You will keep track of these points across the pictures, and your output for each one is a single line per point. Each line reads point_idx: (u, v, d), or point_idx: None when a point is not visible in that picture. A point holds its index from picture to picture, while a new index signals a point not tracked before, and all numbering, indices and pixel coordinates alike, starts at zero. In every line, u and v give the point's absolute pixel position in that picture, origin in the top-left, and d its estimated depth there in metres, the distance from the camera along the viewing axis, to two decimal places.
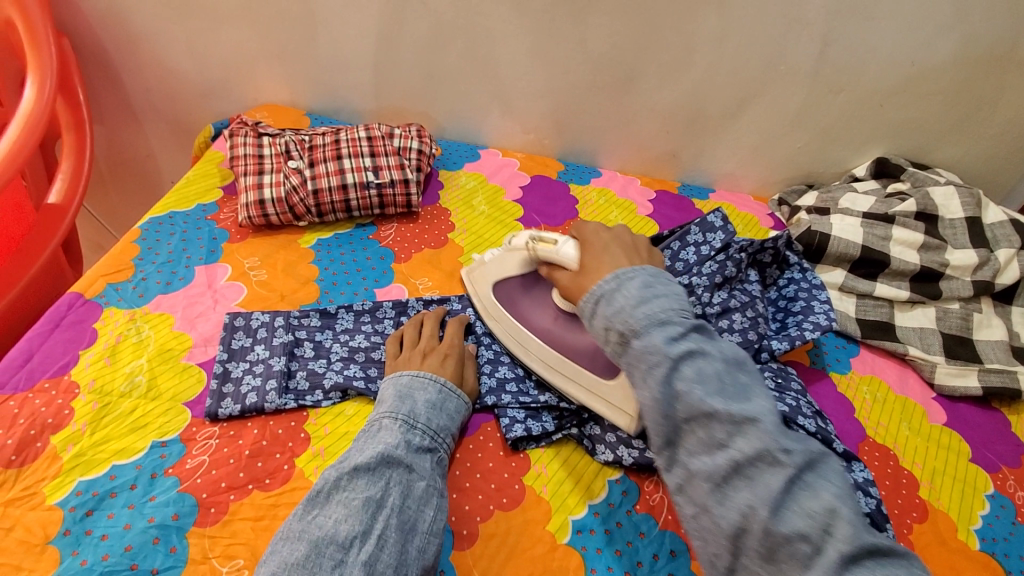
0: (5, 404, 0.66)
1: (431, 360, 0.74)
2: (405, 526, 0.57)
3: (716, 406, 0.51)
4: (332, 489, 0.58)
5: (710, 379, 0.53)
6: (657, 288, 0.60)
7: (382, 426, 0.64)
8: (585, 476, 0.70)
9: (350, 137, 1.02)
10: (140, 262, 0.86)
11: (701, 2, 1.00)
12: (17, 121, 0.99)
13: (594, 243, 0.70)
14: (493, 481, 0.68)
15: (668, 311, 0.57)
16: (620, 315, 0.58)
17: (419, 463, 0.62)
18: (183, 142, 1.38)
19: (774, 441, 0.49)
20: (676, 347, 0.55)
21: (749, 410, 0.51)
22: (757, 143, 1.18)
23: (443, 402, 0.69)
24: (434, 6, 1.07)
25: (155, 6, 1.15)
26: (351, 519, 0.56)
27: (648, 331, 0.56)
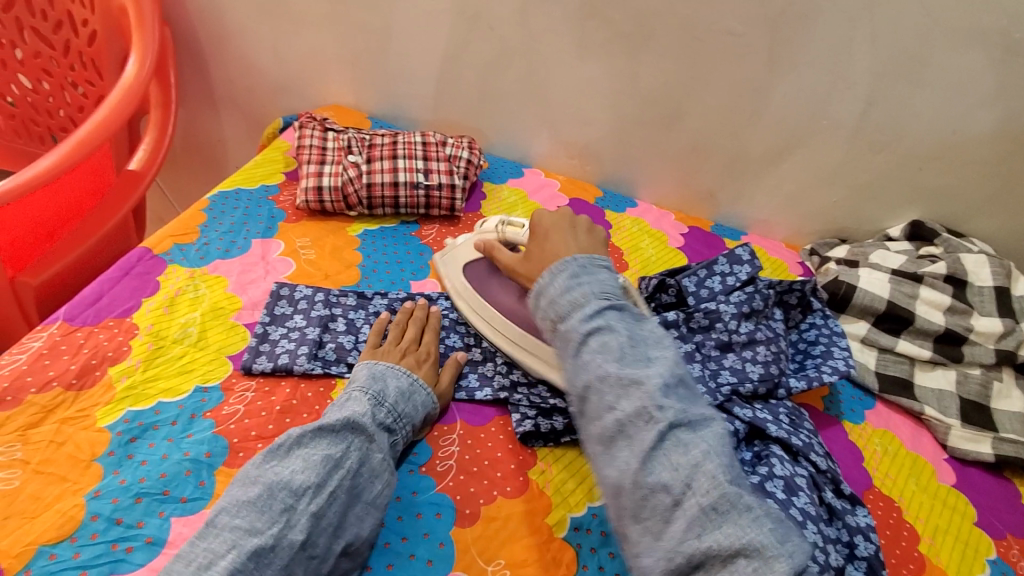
0: (74, 333, 0.73)
1: (409, 358, 0.77)
2: (353, 492, 0.60)
3: (610, 372, 0.57)
4: (295, 444, 0.61)
5: (611, 351, 0.59)
6: (582, 278, 0.65)
7: (350, 399, 0.68)
8: (588, 479, 0.73)
9: (407, 141, 1.09)
10: (205, 228, 0.94)
11: (751, 52, 1.06)
12: (117, 93, 1.10)
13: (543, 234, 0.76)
14: (499, 469, 0.72)
15: (587, 295, 0.63)
16: (548, 304, 0.65)
17: (380, 437, 0.65)
18: (252, 132, 1.49)
19: (652, 402, 0.55)
20: (588, 325, 0.61)
21: (639, 374, 0.57)
22: (793, 192, 1.21)
23: (412, 393, 0.72)
24: (500, 31, 1.16)
25: (251, 7, 1.27)
26: (308, 471, 0.59)
27: (570, 313, 0.63)
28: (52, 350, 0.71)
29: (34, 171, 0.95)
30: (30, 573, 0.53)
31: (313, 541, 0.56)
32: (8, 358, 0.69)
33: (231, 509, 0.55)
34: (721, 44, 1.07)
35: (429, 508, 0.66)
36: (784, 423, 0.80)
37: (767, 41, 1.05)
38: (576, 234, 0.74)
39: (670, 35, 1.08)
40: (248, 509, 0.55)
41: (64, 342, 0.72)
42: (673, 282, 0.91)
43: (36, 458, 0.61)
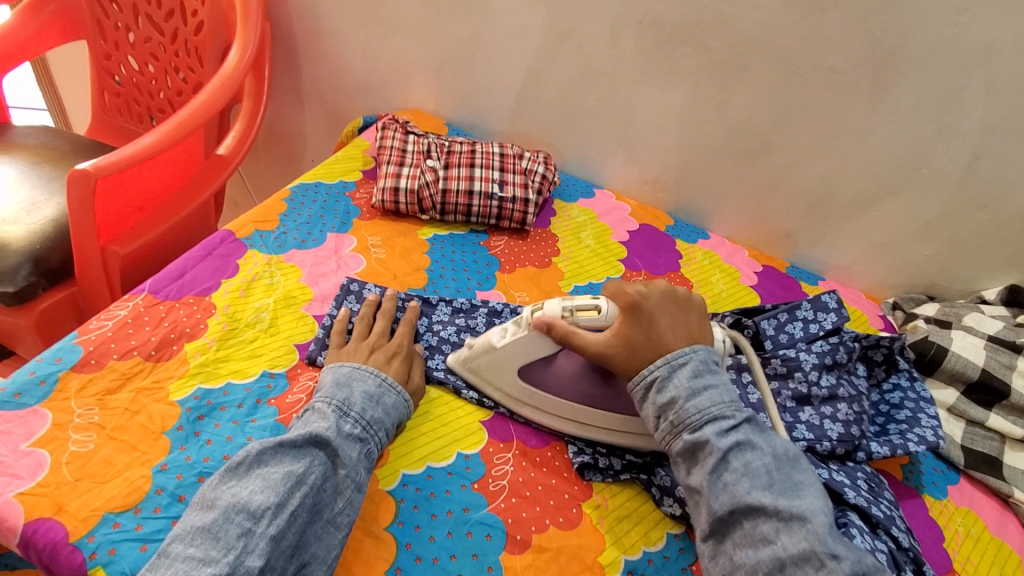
0: (156, 307, 0.76)
1: (378, 356, 0.74)
2: (316, 510, 0.58)
3: (763, 501, 0.58)
4: (255, 462, 0.59)
5: (757, 474, 0.60)
6: (707, 379, 0.67)
7: (314, 410, 0.65)
8: (645, 521, 0.69)
9: (485, 151, 1.09)
10: (285, 218, 0.96)
11: (853, 91, 1.02)
12: (216, 81, 1.16)
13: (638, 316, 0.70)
14: (553, 497, 0.69)
15: (719, 406, 0.65)
16: (673, 406, 0.66)
17: (346, 451, 0.62)
18: (332, 129, 1.53)
19: (817, 541, 0.55)
20: (726, 442, 0.62)
21: (796, 507, 0.58)
22: (881, 242, 1.14)
23: (381, 397, 0.69)
24: (589, 50, 1.15)
25: (348, 10, 1.32)
26: (267, 490, 0.56)
27: (702, 426, 0.64)
28: (136, 320, 0.74)
29: (136, 147, 1.00)
30: (94, 539, 0.54)
31: (272, 564, 0.54)
32: (96, 324, 0.72)
33: (187, 537, 0.53)
34: (821, 80, 1.03)
35: (478, 529, 0.64)
36: (862, 490, 0.75)
37: (871, 82, 1.00)
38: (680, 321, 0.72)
39: (766, 67, 1.04)
40: (203, 536, 0.53)
41: (147, 313, 0.75)
42: (749, 323, 0.87)
43: (111, 424, 0.63)
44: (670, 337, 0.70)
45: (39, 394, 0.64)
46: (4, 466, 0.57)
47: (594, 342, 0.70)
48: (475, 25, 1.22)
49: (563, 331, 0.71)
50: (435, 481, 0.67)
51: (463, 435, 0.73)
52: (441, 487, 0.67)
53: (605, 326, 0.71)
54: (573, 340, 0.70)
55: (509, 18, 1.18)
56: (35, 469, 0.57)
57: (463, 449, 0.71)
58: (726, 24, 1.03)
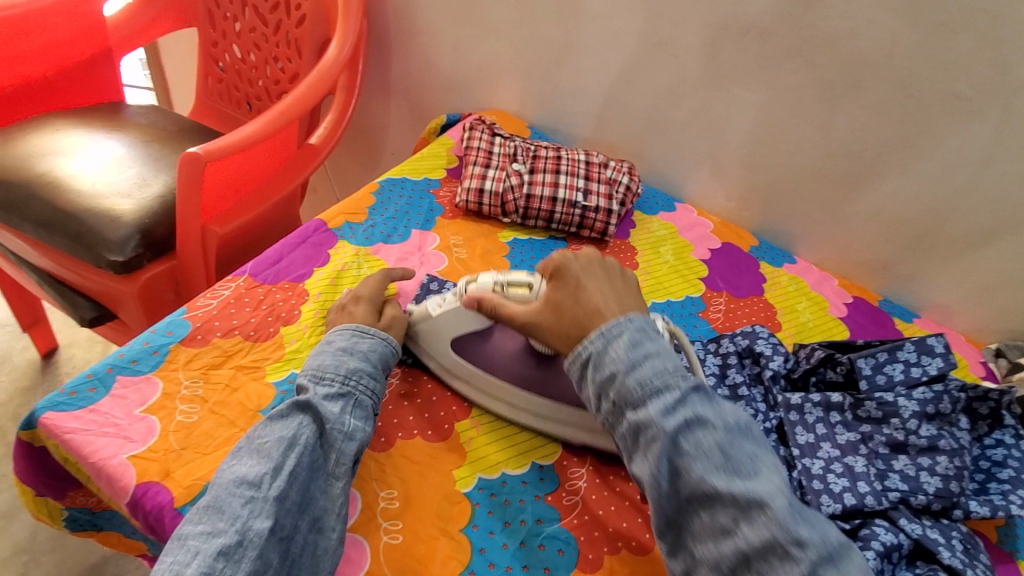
0: (255, 289, 0.80)
1: (360, 308, 0.76)
2: (312, 465, 0.59)
3: (716, 486, 0.54)
4: (248, 440, 0.60)
5: (709, 454, 0.55)
6: (646, 348, 0.62)
7: (294, 377, 0.66)
8: None
9: (571, 157, 1.09)
10: (372, 211, 0.99)
11: (977, 120, 0.95)
12: (315, 74, 1.21)
13: (565, 282, 0.70)
14: (626, 519, 0.67)
15: (661, 377, 0.60)
16: (612, 383, 0.61)
17: (331, 408, 0.63)
18: (414, 124, 1.56)
19: (779, 527, 0.51)
20: (672, 422, 0.57)
21: (754, 491, 0.53)
22: (990, 283, 1.06)
23: (357, 351, 0.70)
24: (685, 61, 1.12)
25: (444, 10, 1.34)
26: (261, 459, 0.58)
27: (645, 404, 0.59)
28: (237, 300, 0.78)
29: (241, 134, 1.06)
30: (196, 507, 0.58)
31: (281, 523, 0.55)
32: (203, 302, 0.76)
33: (193, 517, 0.53)
34: (941, 107, 0.96)
35: (550, 543, 0.64)
36: (958, 552, 0.70)
37: (998, 111, 0.93)
38: (611, 282, 0.71)
39: (879, 89, 0.99)
40: (208, 513, 0.54)
41: (248, 295, 0.79)
42: (845, 360, 0.82)
43: (214, 398, 0.67)
44: (597, 299, 0.68)
45: (152, 362, 0.69)
46: (119, 428, 0.62)
47: (520, 313, 0.71)
48: (568, 29, 1.22)
49: (491, 304, 0.72)
50: (510, 489, 0.68)
51: (537, 444, 0.73)
52: (516, 495, 0.67)
53: (534, 300, 0.72)
54: (500, 312, 0.72)
55: (604, 25, 1.17)
56: (146, 435, 0.62)
57: (537, 460, 0.72)
58: (840, 41, 0.98)
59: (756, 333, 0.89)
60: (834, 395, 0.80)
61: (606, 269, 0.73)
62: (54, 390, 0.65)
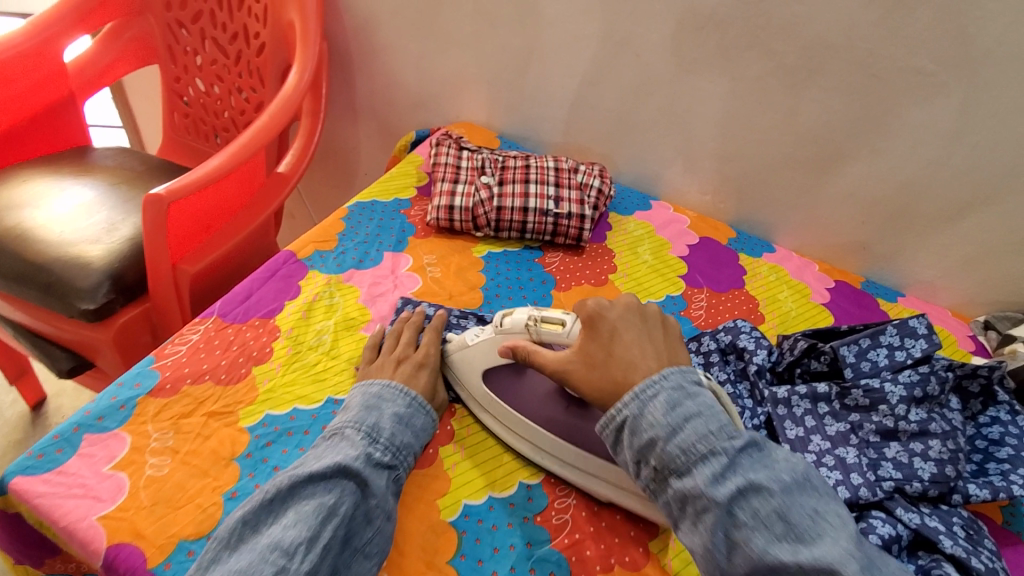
0: (225, 330, 0.79)
1: (404, 367, 0.74)
2: (347, 538, 0.56)
3: (780, 556, 0.50)
4: (287, 496, 0.56)
5: (767, 522, 0.52)
6: (685, 407, 0.59)
7: (343, 435, 0.63)
8: None
9: (540, 165, 1.08)
10: (342, 237, 0.98)
11: (943, 94, 0.93)
12: (276, 102, 1.19)
13: (600, 329, 0.68)
14: (617, 534, 0.67)
15: (703, 439, 0.56)
16: (653, 450, 0.58)
17: (376, 479, 0.60)
18: (385, 141, 1.55)
19: None
20: (723, 489, 0.54)
21: (820, 556, 0.49)
22: (972, 256, 1.04)
23: (410, 419, 0.68)
24: (647, 59, 1.12)
25: (403, 26, 1.33)
26: (299, 524, 0.54)
27: (691, 470, 0.56)
28: (207, 344, 0.76)
29: (203, 170, 1.04)
30: (170, 566, 0.56)
31: None
32: (171, 349, 0.75)
33: None
34: (905, 84, 0.95)
35: (539, 567, 0.62)
36: (959, 538, 0.68)
37: (963, 83, 0.92)
38: (647, 333, 0.68)
39: (842, 71, 0.98)
40: None
41: (217, 338, 0.77)
42: (827, 348, 0.81)
43: (185, 448, 0.66)
44: (633, 352, 0.65)
45: (120, 417, 0.67)
46: (87, 489, 0.60)
47: (553, 359, 0.69)
48: (528, 36, 1.21)
49: (525, 351, 0.71)
50: (497, 513, 0.67)
51: (522, 464, 0.72)
52: (503, 519, 0.66)
53: (567, 342, 0.70)
54: (534, 359, 0.70)
55: (563, 29, 1.16)
56: (116, 492, 0.60)
57: (524, 479, 0.71)
58: (799, 27, 0.97)
59: (738, 329, 0.88)
60: (820, 386, 0.79)
61: (645, 318, 0.69)
62: (23, 453, 0.63)
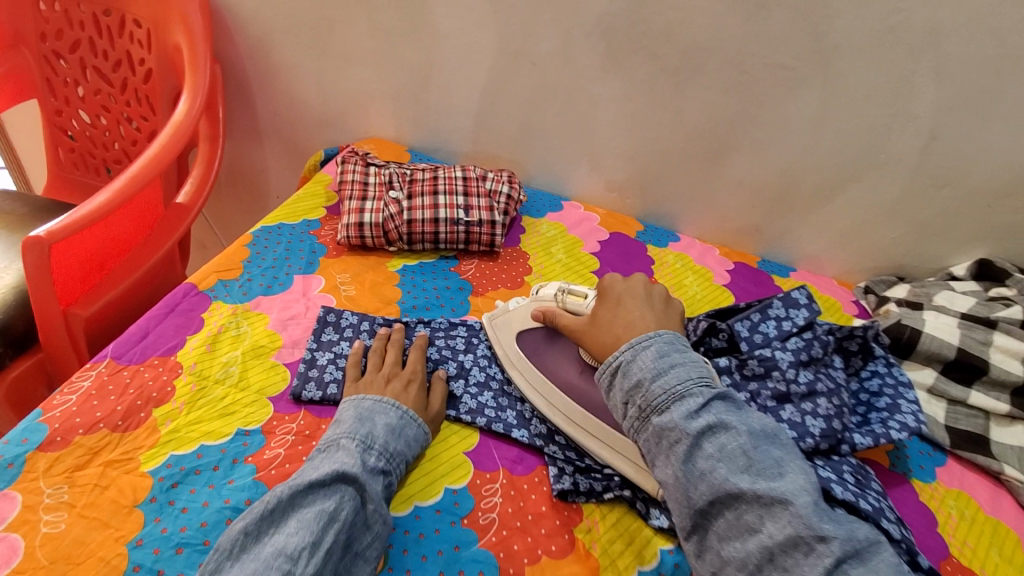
0: (121, 373, 0.74)
1: (394, 384, 0.76)
2: (347, 542, 0.57)
3: (741, 485, 0.57)
4: (288, 506, 0.57)
5: (732, 456, 0.59)
6: (672, 358, 0.66)
7: (339, 445, 0.65)
8: (638, 539, 0.69)
9: (447, 176, 1.09)
10: (248, 264, 0.95)
11: (803, 85, 1.03)
12: (167, 129, 1.13)
13: (608, 296, 0.79)
14: (543, 526, 0.69)
15: (684, 385, 0.64)
16: (639, 390, 0.66)
17: (373, 484, 0.62)
18: (294, 162, 1.52)
19: (802, 523, 0.53)
20: (695, 425, 0.61)
21: (777, 489, 0.56)
22: (848, 229, 1.15)
23: (403, 428, 0.70)
24: (542, 66, 1.16)
25: (299, 45, 1.31)
26: (302, 531, 0.55)
27: (669, 408, 0.63)
28: (100, 390, 0.72)
29: (89, 207, 0.98)
30: None
31: None
32: (60, 398, 0.70)
33: None
34: (771, 78, 1.04)
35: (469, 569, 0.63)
36: (850, 484, 0.74)
37: (819, 74, 1.01)
38: (651, 304, 0.76)
39: (716, 69, 1.06)
40: None
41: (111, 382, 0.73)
42: (724, 326, 0.87)
43: (82, 501, 0.61)
44: (635, 313, 0.74)
45: (7, 476, 0.62)
46: None
47: (572, 321, 0.80)
48: (426, 50, 1.22)
49: (551, 314, 0.83)
50: (422, 521, 0.67)
51: (449, 468, 0.73)
52: (429, 526, 0.66)
53: (584, 310, 0.82)
54: (557, 320, 0.82)
55: (460, 43, 1.19)
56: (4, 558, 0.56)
57: (451, 484, 0.71)
58: (674, 31, 1.04)
59: None
60: (721, 360, 0.84)
61: (650, 291, 0.78)
62: None
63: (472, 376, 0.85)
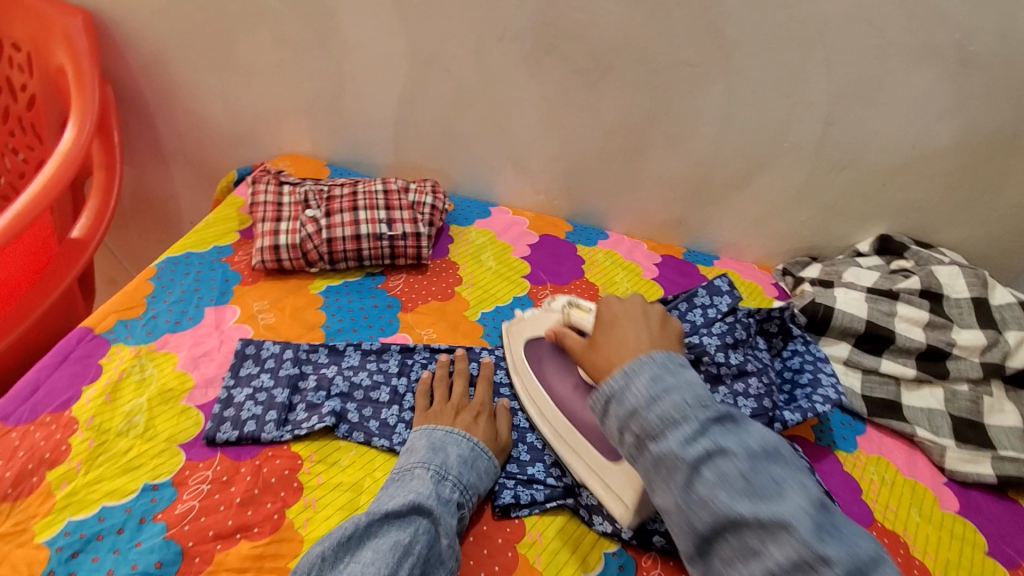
0: (7, 436, 0.68)
1: (464, 416, 0.76)
2: (423, 574, 0.59)
3: (743, 511, 0.52)
4: (364, 534, 0.60)
5: (732, 482, 0.53)
6: (667, 381, 0.59)
7: (414, 475, 0.67)
8: (582, 546, 0.69)
9: (367, 189, 1.05)
10: (152, 300, 0.88)
11: (708, 79, 1.06)
12: (52, 160, 1.03)
13: (604, 316, 0.71)
14: (486, 546, 0.68)
15: (680, 409, 0.57)
16: (634, 417, 0.59)
17: (447, 516, 0.63)
18: (206, 185, 1.43)
19: (808, 549, 0.49)
20: (693, 451, 0.55)
21: (780, 513, 0.51)
22: (762, 215, 1.21)
23: (474, 460, 0.71)
24: (457, 72, 1.14)
25: (198, 61, 1.23)
26: (378, 562, 0.57)
27: (664, 433, 0.57)
28: None
29: None
30: None
31: None
32: None
33: None
34: (678, 74, 1.06)
35: None
36: None
37: (722, 69, 1.05)
38: (647, 323, 0.68)
39: (626, 68, 1.08)
40: None
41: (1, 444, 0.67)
42: None
43: None
44: (630, 331, 0.67)
45: None
46: None
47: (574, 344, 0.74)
48: (335, 61, 1.18)
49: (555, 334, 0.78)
50: None
51: None
52: None
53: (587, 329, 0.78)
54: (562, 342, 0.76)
55: (368, 51, 1.15)
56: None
57: None
58: (582, 31, 1.05)
59: None
60: None
61: (648, 310, 0.71)
62: None
63: (406, 400, 0.80)
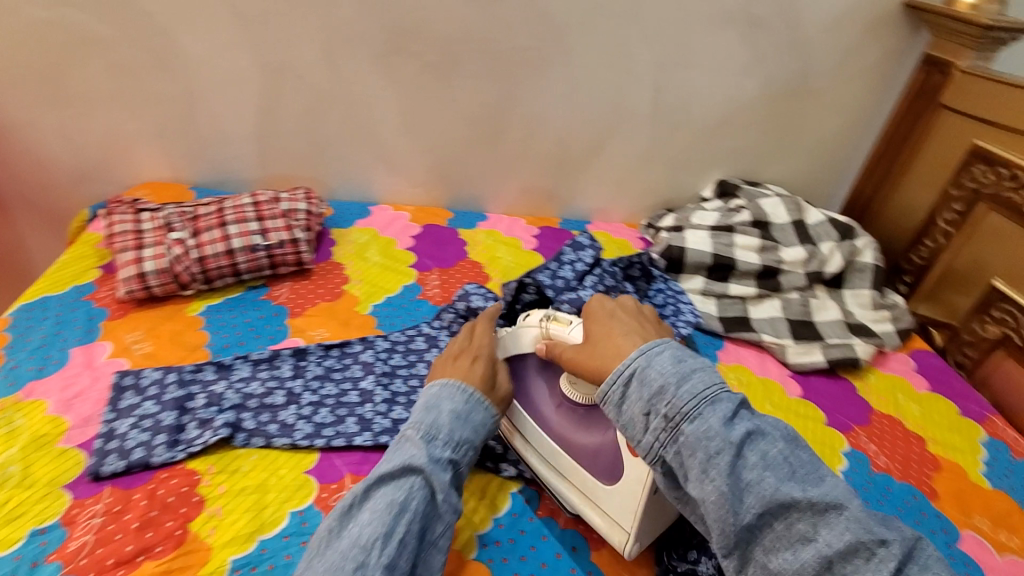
0: None
1: (462, 362, 0.84)
2: (420, 530, 0.65)
3: (796, 495, 0.60)
4: (364, 497, 0.66)
5: (779, 466, 0.61)
6: (688, 362, 0.68)
7: (406, 437, 0.72)
8: (491, 490, 0.87)
9: (234, 206, 1.08)
10: (10, 351, 0.89)
11: (547, 60, 1.17)
12: None
13: (599, 312, 0.81)
14: None
15: (711, 388, 0.65)
16: (660, 397, 0.65)
17: (439, 472, 0.69)
18: (55, 228, 1.33)
19: (861, 528, 0.58)
20: (736, 432, 0.62)
21: (829, 496, 0.60)
22: (621, 177, 1.35)
23: (469, 414, 0.76)
24: (311, 79, 1.16)
25: (22, 97, 1.14)
26: (375, 522, 0.63)
27: (699, 413, 0.63)
28: None
29: None
30: None
31: None
32: None
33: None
34: (520, 57, 1.16)
35: None
36: None
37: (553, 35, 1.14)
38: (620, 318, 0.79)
39: (473, 59, 1.15)
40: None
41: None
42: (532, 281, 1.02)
43: None
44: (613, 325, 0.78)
45: None
46: None
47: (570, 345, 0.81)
48: (181, 81, 1.15)
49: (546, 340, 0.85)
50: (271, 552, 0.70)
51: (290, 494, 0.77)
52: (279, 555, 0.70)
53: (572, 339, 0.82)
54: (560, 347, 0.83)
55: (215, 69, 1.14)
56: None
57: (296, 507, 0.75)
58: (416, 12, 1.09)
59: (469, 293, 1.04)
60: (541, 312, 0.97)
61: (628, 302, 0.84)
62: None
63: (304, 398, 0.88)
